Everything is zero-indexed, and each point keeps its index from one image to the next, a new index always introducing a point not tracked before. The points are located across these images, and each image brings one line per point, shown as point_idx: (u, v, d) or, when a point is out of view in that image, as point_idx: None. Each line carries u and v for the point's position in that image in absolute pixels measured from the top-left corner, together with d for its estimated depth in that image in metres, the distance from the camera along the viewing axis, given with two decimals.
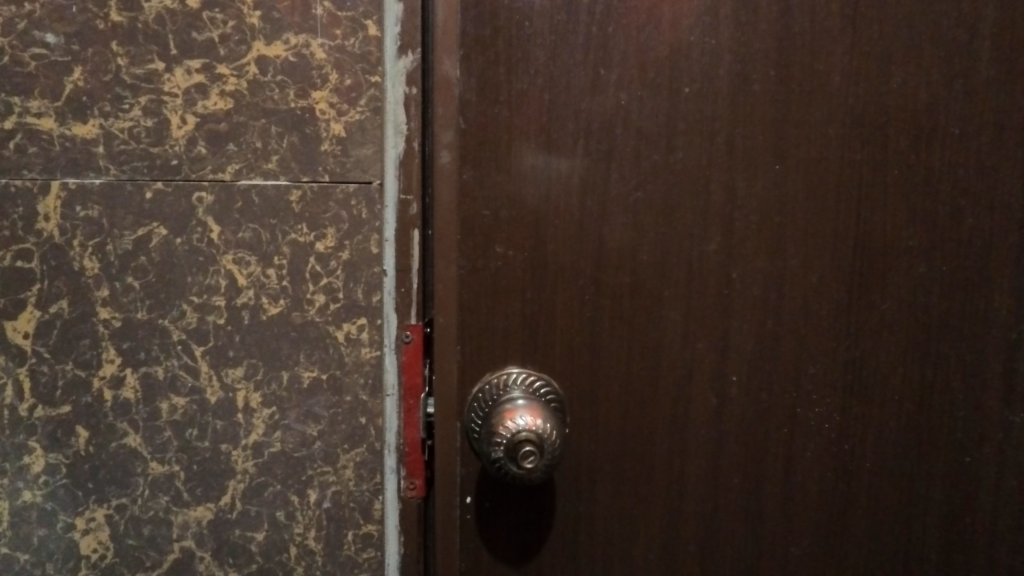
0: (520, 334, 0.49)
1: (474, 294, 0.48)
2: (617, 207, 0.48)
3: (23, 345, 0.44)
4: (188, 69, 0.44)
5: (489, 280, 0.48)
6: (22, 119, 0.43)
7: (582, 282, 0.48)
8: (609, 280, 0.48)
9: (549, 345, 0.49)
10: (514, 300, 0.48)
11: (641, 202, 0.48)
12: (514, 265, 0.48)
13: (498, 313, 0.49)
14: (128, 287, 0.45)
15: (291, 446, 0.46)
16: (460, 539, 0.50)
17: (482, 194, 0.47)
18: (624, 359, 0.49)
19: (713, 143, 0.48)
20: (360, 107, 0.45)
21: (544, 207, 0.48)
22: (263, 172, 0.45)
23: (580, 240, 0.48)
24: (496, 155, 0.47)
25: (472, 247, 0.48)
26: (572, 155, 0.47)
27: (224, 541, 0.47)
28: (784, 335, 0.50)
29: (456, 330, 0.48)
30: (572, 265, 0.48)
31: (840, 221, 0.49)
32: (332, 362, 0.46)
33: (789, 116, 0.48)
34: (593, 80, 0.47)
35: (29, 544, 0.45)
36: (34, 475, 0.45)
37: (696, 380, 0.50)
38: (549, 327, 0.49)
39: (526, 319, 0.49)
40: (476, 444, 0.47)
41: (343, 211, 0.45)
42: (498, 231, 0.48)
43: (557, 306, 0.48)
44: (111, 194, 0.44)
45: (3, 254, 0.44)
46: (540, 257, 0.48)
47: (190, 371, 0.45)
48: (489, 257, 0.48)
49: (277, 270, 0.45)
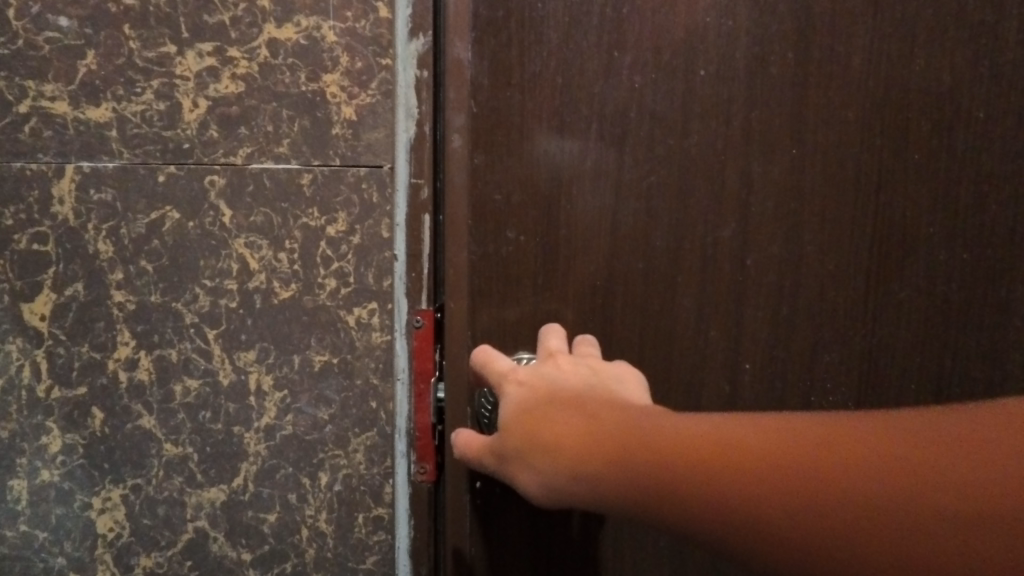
0: (531, 318, 0.48)
1: (486, 280, 0.48)
2: (630, 192, 0.47)
3: (40, 328, 0.45)
4: (200, 52, 0.44)
5: (501, 266, 0.48)
6: (36, 103, 0.43)
7: (593, 268, 0.48)
8: (622, 266, 0.48)
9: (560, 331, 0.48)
10: (526, 286, 0.48)
11: (655, 186, 0.47)
12: (526, 251, 0.47)
13: (510, 300, 0.48)
14: (142, 271, 0.45)
15: (303, 430, 0.47)
16: (471, 524, 0.49)
17: (494, 177, 0.47)
18: (634, 344, 0.49)
19: (729, 127, 0.47)
20: (371, 90, 0.45)
21: (557, 191, 0.47)
22: (274, 156, 0.45)
23: (593, 224, 0.47)
24: (509, 138, 0.46)
25: (484, 232, 0.47)
26: (586, 139, 0.47)
27: (237, 522, 0.47)
28: (799, 322, 0.49)
29: (467, 316, 0.48)
30: (584, 250, 0.48)
31: (858, 207, 0.48)
32: (343, 346, 0.46)
33: (808, 99, 0.47)
34: (607, 63, 0.46)
35: (48, 522, 0.46)
36: (52, 455, 0.46)
37: (709, 366, 0.50)
38: (561, 312, 0.48)
39: (538, 305, 0.48)
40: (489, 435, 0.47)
41: (354, 195, 0.45)
42: (510, 216, 0.47)
43: (569, 291, 0.48)
44: (125, 178, 0.44)
45: (19, 237, 0.44)
46: (553, 243, 0.47)
47: (203, 354, 0.46)
48: (502, 241, 0.47)
49: (288, 254, 0.45)
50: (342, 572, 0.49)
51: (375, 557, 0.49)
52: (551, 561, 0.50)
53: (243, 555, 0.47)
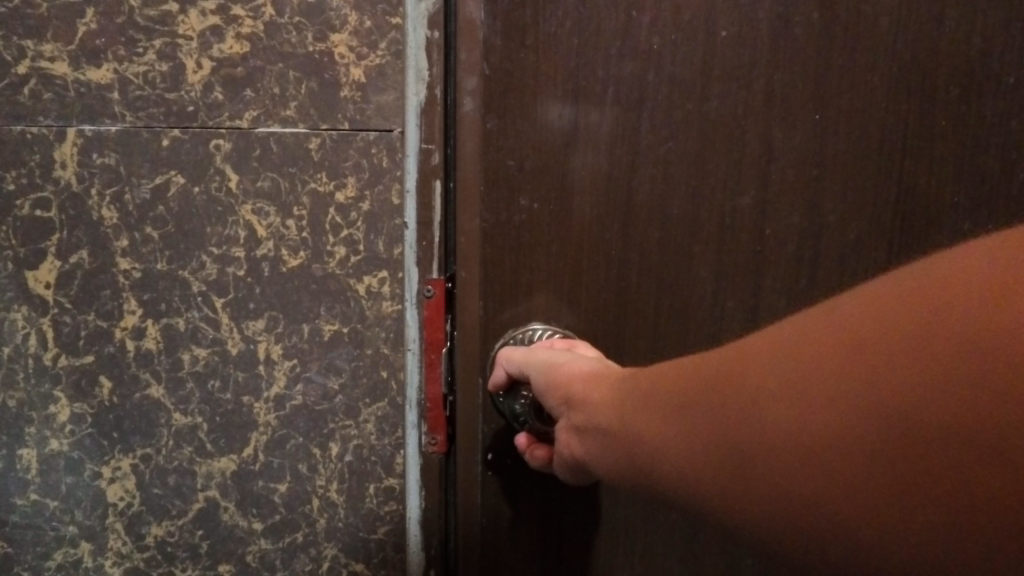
0: (545, 289, 0.47)
1: (499, 250, 0.47)
2: (648, 159, 0.46)
3: (46, 296, 0.44)
4: (203, 10, 0.42)
5: (514, 235, 0.46)
6: (35, 63, 0.42)
7: (609, 237, 0.47)
8: (638, 235, 0.47)
9: (574, 302, 0.48)
10: (541, 256, 0.47)
11: (673, 153, 0.46)
12: (540, 219, 0.46)
13: (522, 271, 0.47)
14: (148, 238, 0.44)
15: (313, 400, 0.46)
16: (482, 495, 0.49)
17: (506, 143, 0.45)
18: (647, 316, 0.48)
19: (751, 91, 0.45)
20: (381, 51, 0.43)
21: (570, 157, 0.46)
22: (281, 119, 0.43)
23: (608, 193, 0.46)
24: (523, 102, 0.45)
25: (496, 200, 0.46)
26: (601, 104, 0.45)
27: (248, 492, 0.47)
28: (818, 294, 0.48)
29: (479, 287, 0.47)
30: (598, 221, 0.46)
31: (883, 175, 0.47)
32: (353, 315, 0.46)
33: (833, 62, 0.45)
34: (625, 23, 0.44)
35: (58, 491, 0.46)
36: (60, 424, 0.45)
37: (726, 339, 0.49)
38: (575, 283, 0.47)
39: (552, 277, 0.47)
40: (499, 406, 0.47)
41: (364, 160, 0.44)
42: (524, 183, 0.46)
43: (583, 262, 0.47)
44: (128, 141, 0.43)
45: (21, 203, 0.43)
46: (567, 211, 0.46)
47: (212, 323, 0.45)
48: (515, 209, 0.46)
49: (297, 221, 0.44)
50: (353, 543, 0.48)
51: (387, 527, 0.48)
52: (563, 534, 0.50)
53: (254, 525, 0.47)
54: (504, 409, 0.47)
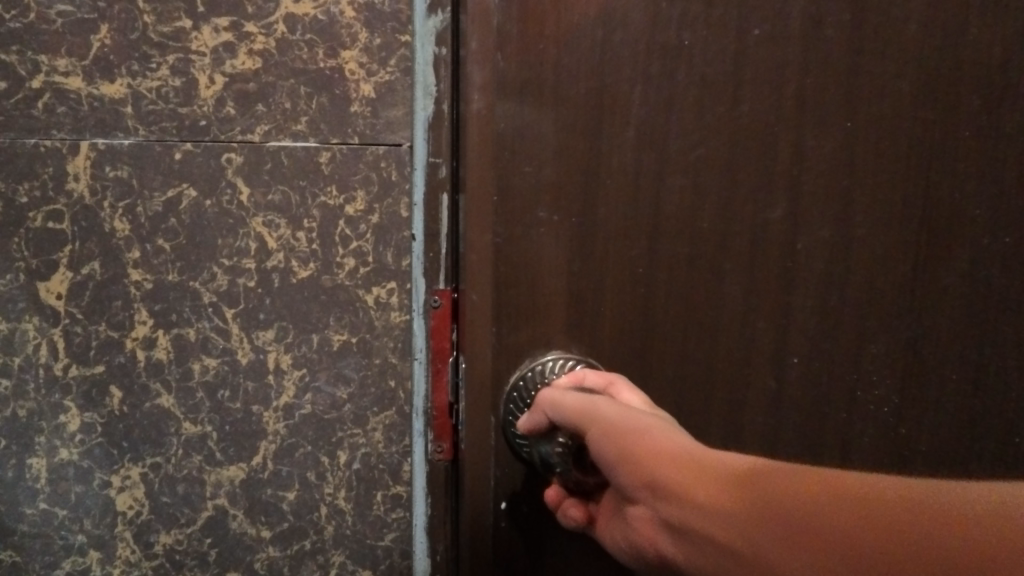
0: (564, 312, 0.44)
1: (511, 267, 0.43)
2: (681, 164, 0.42)
3: (57, 307, 0.45)
4: (216, 27, 0.43)
5: (529, 251, 0.43)
6: (50, 78, 0.43)
7: (638, 255, 0.43)
8: (670, 254, 0.43)
9: (599, 326, 0.44)
10: (559, 276, 0.43)
11: (710, 159, 0.42)
12: (557, 234, 0.43)
13: (539, 289, 0.43)
14: (159, 249, 0.45)
15: (321, 409, 0.47)
16: (494, 551, 0.45)
17: (521, 147, 0.42)
18: (673, 334, 0.44)
19: (780, 94, 0.42)
20: (390, 67, 0.45)
21: (593, 163, 0.42)
22: (292, 134, 0.44)
23: (631, 202, 0.42)
24: (540, 100, 0.41)
25: (512, 210, 0.43)
26: (628, 106, 0.41)
27: (256, 500, 0.47)
28: (874, 319, 0.44)
29: (490, 310, 0.44)
30: (619, 233, 0.43)
31: (943, 182, 0.43)
32: (361, 325, 0.46)
33: (873, 57, 0.42)
34: (652, 14, 0.41)
35: (67, 500, 0.46)
36: (70, 433, 0.46)
37: (760, 360, 0.44)
38: (598, 305, 0.43)
39: (569, 297, 0.43)
40: (521, 450, 0.44)
41: (373, 173, 0.45)
42: (541, 195, 0.42)
43: (607, 283, 0.43)
44: (140, 154, 0.44)
45: (33, 215, 0.44)
46: (589, 226, 0.43)
47: (222, 334, 0.46)
48: (531, 221, 0.43)
49: (307, 233, 0.45)
50: (360, 550, 0.49)
51: (393, 534, 0.49)
52: None
53: (262, 533, 0.48)
54: (525, 454, 0.44)
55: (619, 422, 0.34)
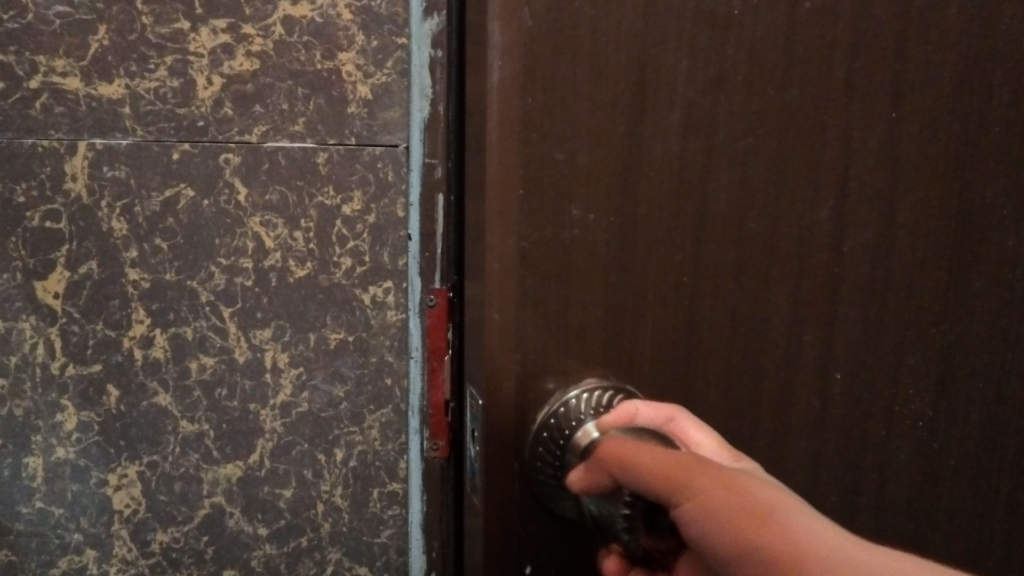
0: (603, 346, 0.32)
1: (538, 284, 0.31)
2: (759, 153, 0.32)
3: (54, 306, 0.45)
4: (214, 29, 0.43)
5: (560, 262, 0.31)
6: (47, 79, 0.43)
7: (697, 272, 0.32)
8: (737, 269, 0.32)
9: (647, 363, 0.32)
10: (599, 298, 0.32)
11: (792, 149, 0.32)
12: (597, 240, 0.31)
13: (571, 321, 0.32)
14: (157, 249, 0.45)
15: (318, 407, 0.47)
16: None
17: (554, 126, 0.30)
18: (729, 379, 0.33)
19: (857, 71, 0.32)
20: (387, 69, 0.45)
21: (643, 151, 0.31)
22: (290, 134, 0.45)
23: (689, 202, 0.31)
24: (580, 63, 0.30)
25: (540, 212, 0.31)
26: (679, 85, 0.30)
27: (253, 498, 0.48)
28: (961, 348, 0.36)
29: (516, 350, 0.32)
30: (672, 245, 0.32)
31: None
32: (358, 324, 0.47)
33: (967, 26, 0.33)
34: None
35: (64, 499, 0.47)
36: (67, 432, 0.46)
37: (818, 406, 0.35)
38: (645, 337, 0.32)
39: (613, 331, 0.32)
40: (559, 506, 0.33)
41: (370, 174, 0.46)
42: (577, 188, 0.31)
43: (658, 306, 0.32)
44: (138, 154, 0.44)
45: (31, 214, 0.44)
46: (637, 232, 0.31)
47: (219, 332, 0.46)
48: (562, 224, 0.31)
49: (304, 233, 0.46)
50: (357, 546, 0.49)
51: (389, 531, 0.49)
52: None
53: (259, 530, 0.48)
54: (568, 511, 0.32)
55: (728, 502, 0.23)
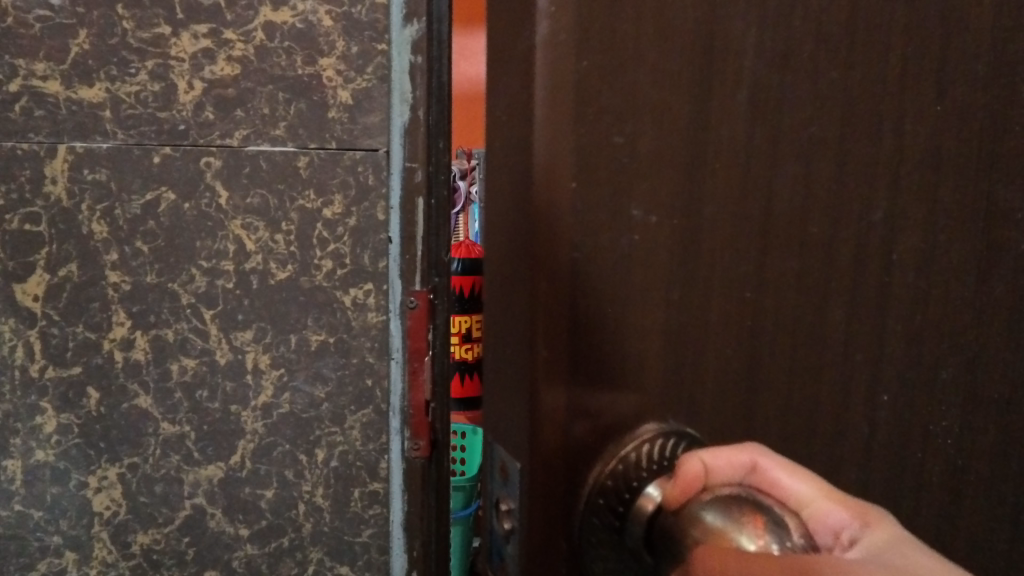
0: (659, 335, 0.36)
1: (599, 284, 0.34)
2: (785, 155, 0.37)
3: (33, 308, 0.45)
4: (195, 33, 0.44)
5: (619, 260, 0.34)
6: (27, 82, 0.43)
7: (741, 261, 0.37)
8: (770, 259, 0.38)
9: (694, 350, 0.36)
10: (655, 290, 0.35)
11: (810, 147, 0.37)
12: (654, 237, 0.35)
13: (632, 312, 0.35)
14: (137, 251, 0.45)
15: (300, 408, 0.48)
16: None
17: (617, 131, 0.33)
18: (761, 354, 0.38)
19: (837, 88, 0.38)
20: (367, 74, 0.46)
21: (699, 149, 0.35)
22: (271, 138, 0.45)
23: (728, 200, 0.36)
24: (634, 70, 0.33)
25: (605, 215, 0.33)
26: (732, 84, 0.35)
27: (235, 499, 0.48)
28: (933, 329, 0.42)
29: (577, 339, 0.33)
30: (694, 244, 0.36)
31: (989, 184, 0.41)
32: (339, 326, 0.47)
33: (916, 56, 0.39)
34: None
35: (43, 501, 0.47)
36: (46, 434, 0.46)
37: (831, 387, 0.40)
38: (694, 324, 0.36)
39: (642, 320, 0.35)
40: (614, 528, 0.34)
41: (350, 177, 0.46)
42: (638, 190, 0.34)
43: (709, 294, 0.36)
44: (119, 158, 0.44)
45: (11, 217, 0.44)
46: (691, 227, 0.36)
47: (200, 334, 0.46)
48: (625, 224, 0.34)
49: (285, 236, 0.46)
50: (338, 546, 0.49)
51: (371, 531, 0.50)
52: None
53: (240, 531, 0.48)
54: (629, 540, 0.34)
55: None
